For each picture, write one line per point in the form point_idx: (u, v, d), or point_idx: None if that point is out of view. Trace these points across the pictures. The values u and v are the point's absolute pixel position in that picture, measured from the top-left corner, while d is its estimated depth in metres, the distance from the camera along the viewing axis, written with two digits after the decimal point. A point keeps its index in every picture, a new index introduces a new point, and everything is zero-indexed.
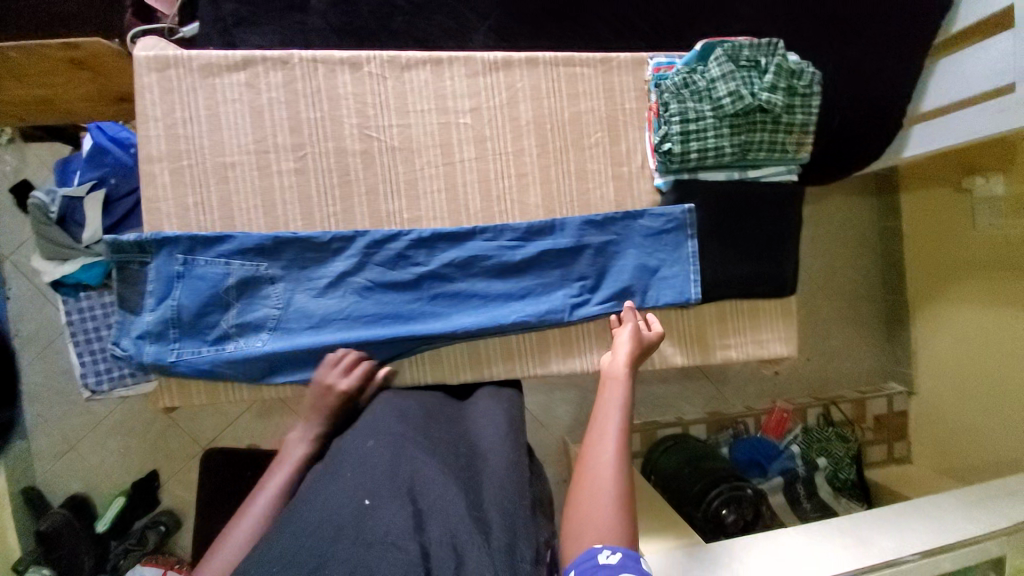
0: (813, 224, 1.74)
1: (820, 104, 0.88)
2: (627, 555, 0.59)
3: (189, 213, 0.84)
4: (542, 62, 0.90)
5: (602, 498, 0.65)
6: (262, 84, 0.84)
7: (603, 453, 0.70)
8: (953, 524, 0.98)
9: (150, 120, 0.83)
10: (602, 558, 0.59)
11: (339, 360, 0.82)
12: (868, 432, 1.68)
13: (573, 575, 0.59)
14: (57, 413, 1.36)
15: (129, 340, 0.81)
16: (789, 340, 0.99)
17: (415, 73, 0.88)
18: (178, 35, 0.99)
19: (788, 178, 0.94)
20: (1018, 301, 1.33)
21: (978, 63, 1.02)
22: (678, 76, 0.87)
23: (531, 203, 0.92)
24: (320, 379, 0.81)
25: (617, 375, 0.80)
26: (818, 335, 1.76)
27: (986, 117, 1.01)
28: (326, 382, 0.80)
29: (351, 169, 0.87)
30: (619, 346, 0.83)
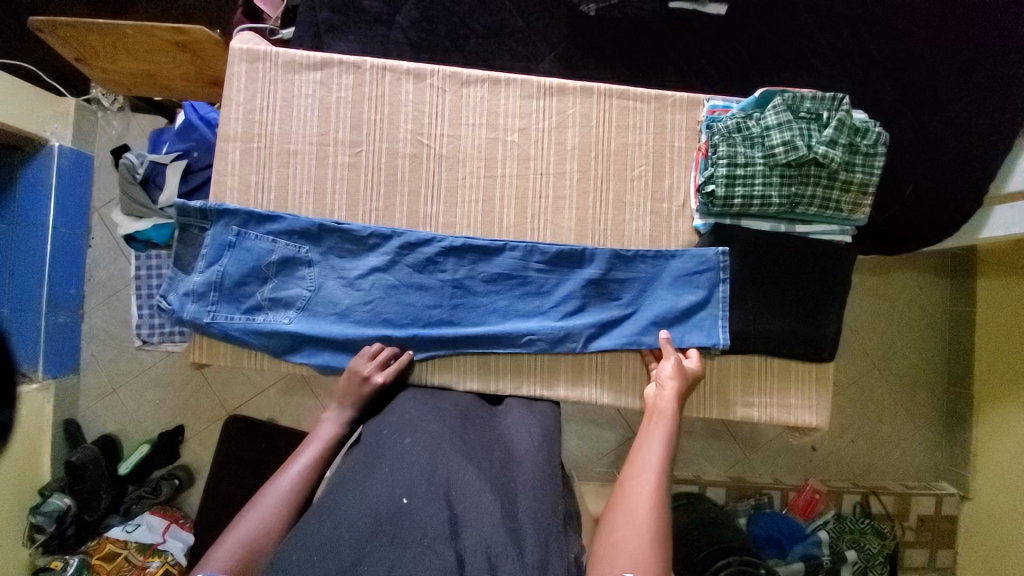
0: (876, 297, 1.62)
1: (883, 166, 0.84)
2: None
3: (249, 190, 0.91)
4: (596, 93, 0.92)
5: (636, 534, 0.65)
6: (334, 84, 0.91)
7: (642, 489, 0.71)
8: None
9: (233, 104, 0.91)
10: None
11: (376, 354, 0.86)
12: (910, 532, 1.53)
13: None
14: (107, 356, 1.48)
15: (176, 295, 0.88)
16: (820, 410, 0.92)
17: (473, 89, 0.92)
18: (277, 35, 1.14)
19: (840, 239, 0.89)
20: None
21: None
22: (732, 119, 0.86)
23: (565, 226, 0.92)
24: (357, 369, 0.83)
25: (663, 411, 0.80)
26: (866, 418, 1.61)
27: None
28: (362, 372, 0.83)
29: (399, 170, 0.91)
30: (664, 380, 0.84)
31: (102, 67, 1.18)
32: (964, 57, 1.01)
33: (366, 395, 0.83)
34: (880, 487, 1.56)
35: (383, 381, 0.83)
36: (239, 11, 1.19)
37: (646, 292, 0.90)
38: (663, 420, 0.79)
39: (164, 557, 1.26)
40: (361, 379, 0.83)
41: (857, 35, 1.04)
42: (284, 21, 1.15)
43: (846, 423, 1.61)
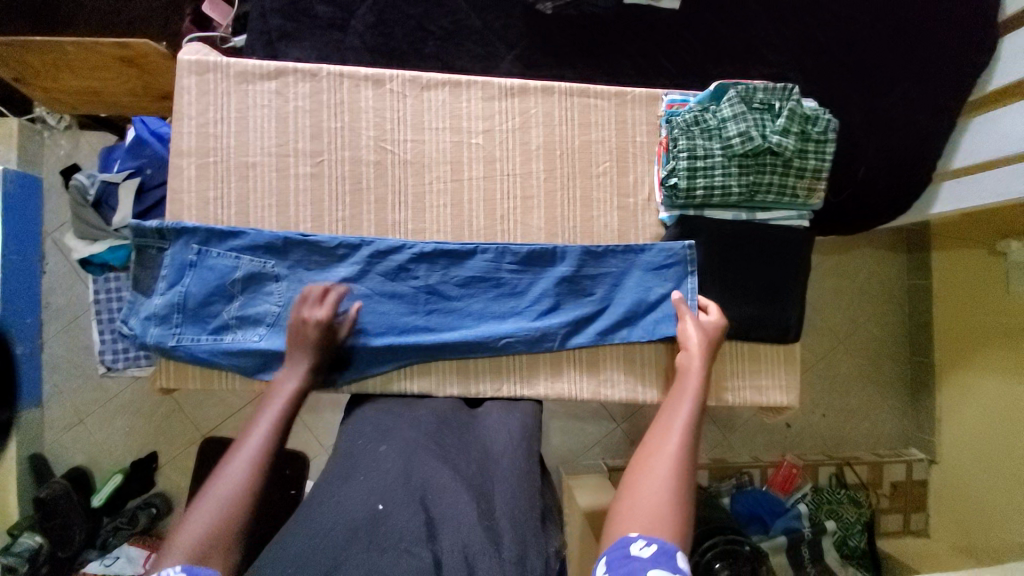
0: (840, 276, 1.68)
1: (834, 152, 0.87)
2: (662, 550, 0.59)
3: (208, 206, 0.88)
4: (557, 91, 0.92)
5: (654, 492, 0.66)
6: (290, 93, 0.89)
7: (664, 449, 0.72)
8: None
9: (184, 118, 0.88)
10: (636, 549, 0.59)
11: (312, 294, 0.84)
12: (884, 498, 1.61)
13: (604, 559, 0.60)
14: (71, 385, 1.41)
15: (137, 320, 0.85)
16: (790, 389, 0.95)
17: (433, 93, 0.91)
18: (229, 43, 1.11)
19: (799, 224, 0.92)
20: None
21: (1014, 125, 0.99)
22: (690, 113, 0.88)
23: (534, 226, 0.93)
24: (298, 312, 0.82)
25: (689, 371, 0.82)
26: (837, 392, 1.68)
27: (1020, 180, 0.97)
28: (303, 314, 0.82)
29: (363, 178, 0.90)
30: (689, 340, 0.85)
31: (44, 85, 1.12)
32: (904, 44, 1.06)
33: (312, 335, 0.81)
34: (854, 457, 1.63)
35: (325, 315, 0.82)
36: (187, 19, 1.15)
37: (618, 285, 0.91)
38: (690, 382, 0.80)
39: None
40: (302, 321, 0.81)
41: (805, 24, 1.07)
42: (234, 28, 1.11)
43: (819, 399, 1.67)
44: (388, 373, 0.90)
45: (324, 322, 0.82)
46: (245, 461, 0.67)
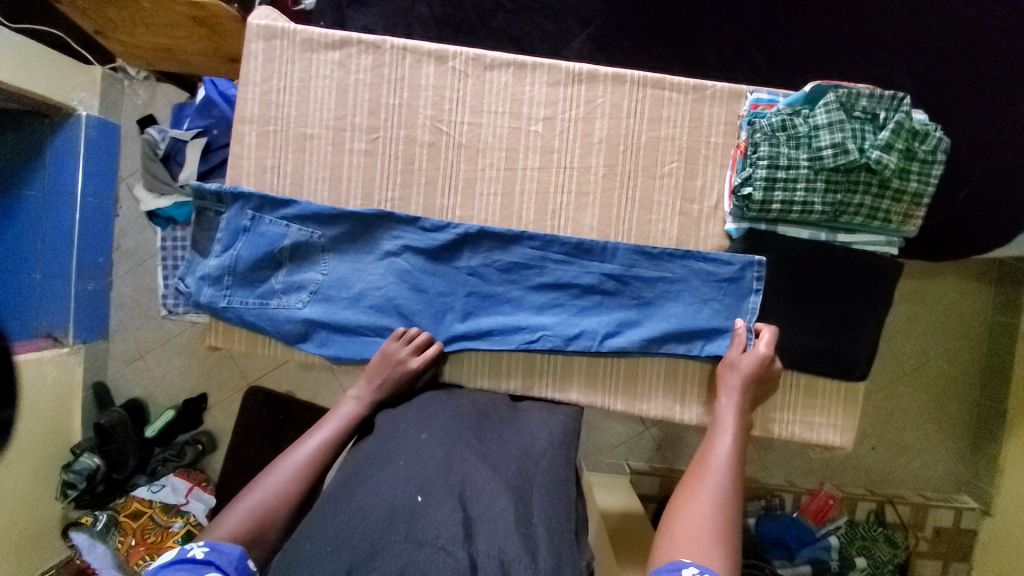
0: (914, 303, 1.53)
1: (941, 175, 0.76)
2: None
3: (265, 175, 0.88)
4: (630, 81, 0.86)
5: (699, 525, 0.65)
6: (352, 64, 0.87)
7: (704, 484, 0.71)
8: None
9: (249, 84, 0.88)
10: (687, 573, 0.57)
11: (412, 337, 0.85)
12: (923, 543, 1.50)
13: None
14: (135, 324, 1.51)
15: (193, 279, 0.87)
16: (845, 429, 0.87)
17: (497, 73, 0.87)
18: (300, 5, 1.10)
19: (885, 252, 0.83)
20: None
21: None
22: (777, 117, 0.79)
23: (587, 223, 0.88)
24: (391, 351, 0.83)
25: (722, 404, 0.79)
26: (891, 426, 1.56)
27: None
28: (395, 355, 0.83)
29: (417, 159, 0.88)
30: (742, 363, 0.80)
31: (121, 39, 1.16)
32: None
33: (396, 380, 0.82)
34: (897, 496, 1.52)
35: (416, 365, 0.83)
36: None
37: (666, 291, 0.85)
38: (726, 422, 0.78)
39: (186, 517, 1.34)
40: (394, 362, 0.82)
41: (924, 21, 0.94)
42: None
43: (868, 431, 1.56)
44: None
45: (413, 372, 0.83)
46: (291, 472, 0.74)
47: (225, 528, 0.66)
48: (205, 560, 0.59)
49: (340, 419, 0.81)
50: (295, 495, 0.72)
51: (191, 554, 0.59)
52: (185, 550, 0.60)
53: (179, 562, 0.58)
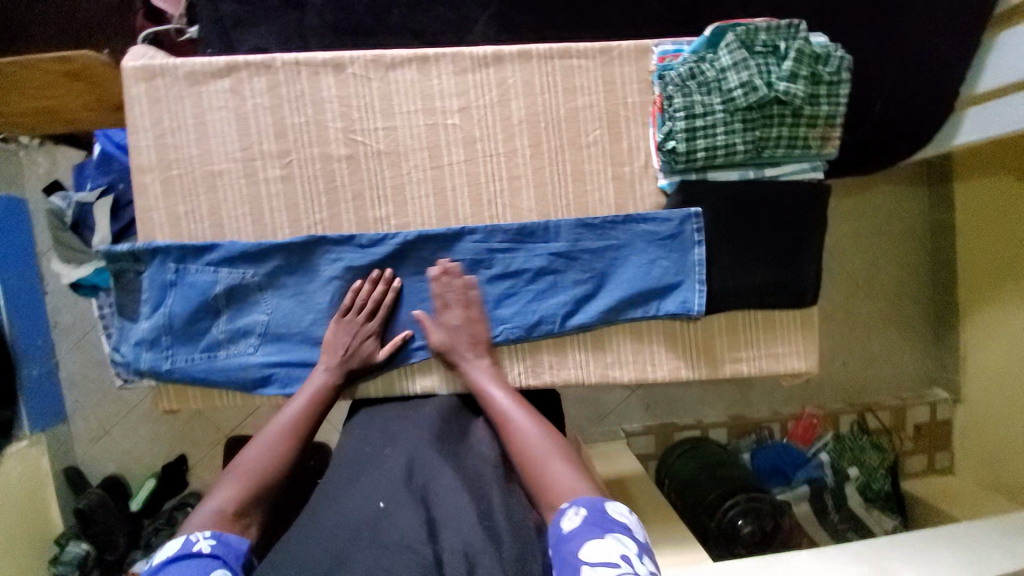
0: (856, 218, 1.61)
1: (848, 93, 0.78)
2: (591, 509, 0.62)
3: (180, 222, 0.83)
4: (536, 56, 0.84)
5: (538, 459, 0.70)
6: (246, 89, 0.82)
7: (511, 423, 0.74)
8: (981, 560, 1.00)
9: (141, 130, 0.82)
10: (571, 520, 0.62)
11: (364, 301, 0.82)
12: (907, 441, 1.59)
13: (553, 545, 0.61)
14: (91, 400, 1.43)
15: (128, 346, 0.82)
16: (808, 353, 0.90)
17: (401, 72, 0.83)
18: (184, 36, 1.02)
19: (812, 176, 0.85)
20: None
21: None
22: (684, 66, 0.79)
23: (524, 206, 0.86)
24: (347, 315, 0.81)
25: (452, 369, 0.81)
26: (856, 337, 1.63)
27: None
28: (353, 317, 0.81)
29: (337, 175, 0.83)
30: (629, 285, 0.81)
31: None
32: None
33: (359, 343, 0.81)
34: (877, 403, 1.61)
35: (376, 326, 0.82)
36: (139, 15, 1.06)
37: (617, 257, 0.85)
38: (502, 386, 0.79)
39: None
40: (353, 324, 0.81)
41: None
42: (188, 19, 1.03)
43: (837, 347, 1.63)
44: (384, 377, 0.86)
45: (374, 332, 0.82)
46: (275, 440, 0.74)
47: (205, 512, 0.66)
48: (212, 555, 0.61)
49: (311, 393, 0.77)
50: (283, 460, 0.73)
51: (197, 548, 0.60)
52: (191, 542, 0.61)
53: (185, 557, 0.59)
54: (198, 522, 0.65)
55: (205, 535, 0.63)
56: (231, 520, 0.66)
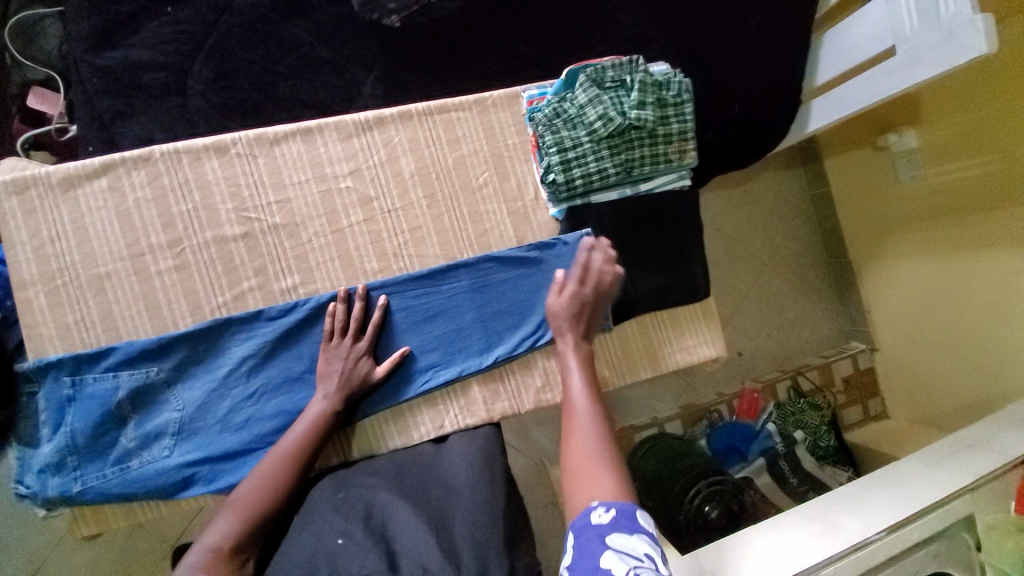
0: (750, 205, 1.79)
1: (693, 111, 0.89)
2: (620, 512, 0.63)
3: (71, 332, 0.79)
4: (415, 114, 0.89)
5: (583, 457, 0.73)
6: (126, 185, 0.81)
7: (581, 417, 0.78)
8: (920, 492, 0.99)
9: (17, 245, 0.79)
10: (597, 517, 0.64)
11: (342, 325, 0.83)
12: (839, 395, 1.72)
13: (572, 535, 0.64)
14: (16, 536, 1.19)
15: (27, 478, 0.75)
16: (715, 341, 0.98)
17: (285, 146, 0.86)
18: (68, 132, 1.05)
19: (682, 185, 0.94)
20: (959, 245, 1.39)
21: (861, 29, 1.08)
22: (549, 107, 0.87)
23: (430, 253, 0.89)
24: (337, 339, 0.82)
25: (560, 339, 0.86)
26: (773, 310, 1.78)
27: (877, 82, 1.04)
28: (343, 340, 0.82)
29: (235, 255, 0.83)
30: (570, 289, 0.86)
31: None
32: None
33: (351, 366, 0.81)
34: (804, 365, 1.74)
35: (366, 345, 0.83)
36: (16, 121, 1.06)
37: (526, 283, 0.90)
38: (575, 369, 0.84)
39: None
40: (342, 347, 0.82)
41: None
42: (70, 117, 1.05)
43: (761, 323, 1.77)
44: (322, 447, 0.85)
45: (365, 351, 0.83)
46: (270, 471, 0.74)
47: (203, 547, 0.66)
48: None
49: (310, 419, 0.77)
50: (276, 490, 0.72)
51: None
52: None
53: None
54: (191, 564, 0.64)
55: None
56: (227, 557, 0.66)
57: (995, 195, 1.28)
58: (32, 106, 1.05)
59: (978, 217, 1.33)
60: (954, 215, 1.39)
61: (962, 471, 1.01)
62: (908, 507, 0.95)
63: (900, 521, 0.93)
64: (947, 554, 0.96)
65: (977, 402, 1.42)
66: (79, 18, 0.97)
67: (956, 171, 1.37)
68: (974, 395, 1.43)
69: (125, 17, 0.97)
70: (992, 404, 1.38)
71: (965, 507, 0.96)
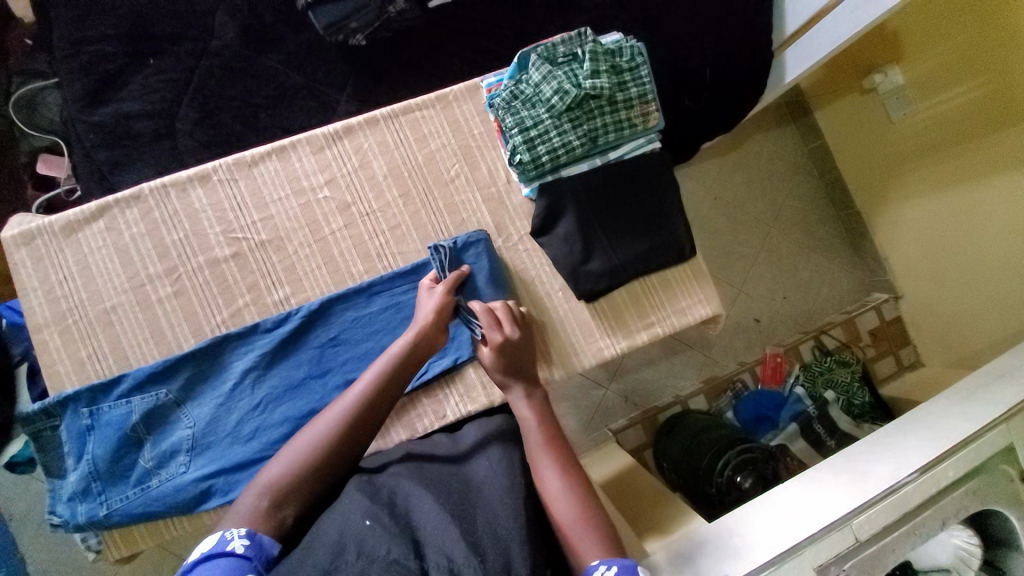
0: (744, 168, 1.74)
1: (649, 72, 0.91)
2: (623, 568, 0.63)
3: (86, 366, 0.84)
4: (382, 118, 0.93)
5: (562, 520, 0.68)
6: (121, 224, 0.86)
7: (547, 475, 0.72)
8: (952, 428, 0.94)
9: (29, 292, 0.85)
10: None
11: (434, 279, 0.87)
12: (868, 349, 1.65)
13: None
14: None
15: (59, 506, 0.80)
16: (710, 299, 0.97)
17: (263, 166, 0.90)
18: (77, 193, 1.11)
19: (651, 147, 0.95)
20: (968, 173, 1.33)
21: None
22: (506, 90, 0.90)
23: (412, 248, 0.92)
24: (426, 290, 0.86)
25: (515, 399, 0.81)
26: (785, 271, 1.72)
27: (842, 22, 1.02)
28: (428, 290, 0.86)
29: (228, 275, 0.87)
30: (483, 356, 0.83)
31: None
32: None
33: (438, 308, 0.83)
34: (827, 323, 1.68)
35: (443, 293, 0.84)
36: (30, 187, 1.13)
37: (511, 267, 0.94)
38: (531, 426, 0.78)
39: None
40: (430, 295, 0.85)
41: None
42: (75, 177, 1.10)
43: (774, 284, 1.71)
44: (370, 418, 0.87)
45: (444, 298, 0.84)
46: (334, 415, 0.73)
47: (249, 499, 0.66)
48: (244, 556, 0.60)
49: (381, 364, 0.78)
50: (336, 436, 0.72)
51: (231, 548, 0.60)
52: (225, 540, 0.60)
53: (219, 555, 0.59)
54: (235, 518, 0.64)
55: (240, 532, 0.62)
56: (267, 516, 0.65)
57: (986, 122, 1.25)
58: (42, 172, 1.12)
59: (976, 145, 1.29)
60: (952, 147, 1.35)
61: (994, 403, 0.95)
62: (942, 444, 0.90)
63: (933, 460, 0.88)
64: (988, 490, 0.90)
65: (1001, 339, 1.36)
66: (72, 81, 1.02)
67: (945, 101, 1.33)
68: (1000, 329, 1.36)
69: (114, 73, 1.03)
70: (1017, 339, 1.31)
71: (1003, 439, 0.90)
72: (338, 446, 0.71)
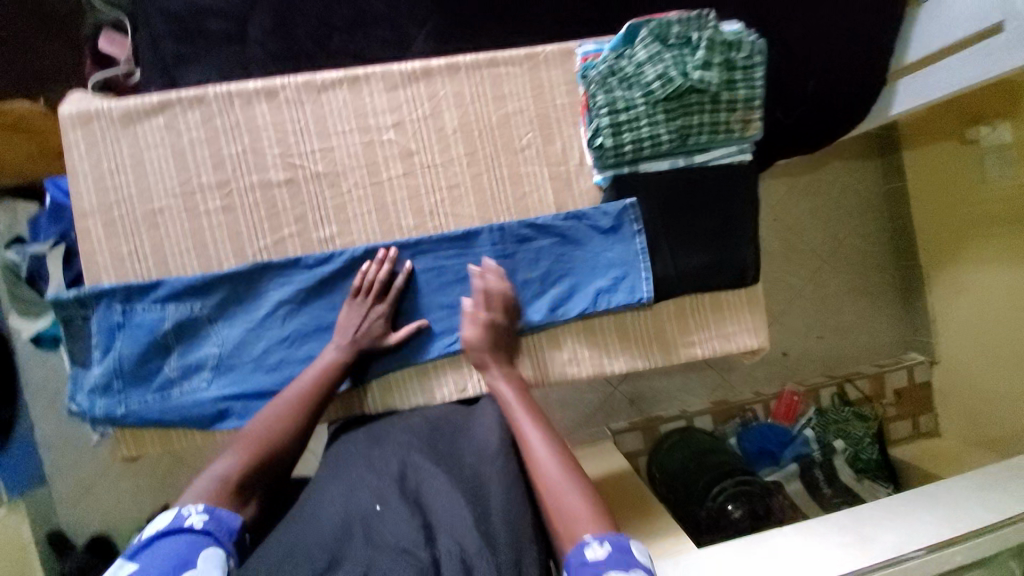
0: (814, 195, 1.63)
1: (763, 76, 0.82)
2: (616, 544, 0.58)
3: (125, 262, 0.84)
4: (464, 67, 0.86)
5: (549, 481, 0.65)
6: (181, 124, 0.83)
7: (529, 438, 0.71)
8: (970, 513, 0.92)
9: (80, 176, 0.83)
10: (592, 553, 0.58)
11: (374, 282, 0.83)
12: (890, 407, 1.58)
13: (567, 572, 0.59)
14: (76, 458, 1.27)
15: (81, 395, 0.81)
16: (758, 330, 0.92)
17: (331, 94, 0.85)
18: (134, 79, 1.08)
19: (741, 159, 0.87)
20: None
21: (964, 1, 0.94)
22: (605, 64, 0.82)
23: (466, 212, 0.88)
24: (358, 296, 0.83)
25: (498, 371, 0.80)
26: (828, 311, 1.64)
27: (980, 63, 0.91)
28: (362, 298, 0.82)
29: (278, 201, 0.84)
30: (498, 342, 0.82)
31: None
32: None
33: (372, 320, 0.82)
34: (855, 372, 1.62)
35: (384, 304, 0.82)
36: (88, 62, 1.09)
37: (591, 256, 0.87)
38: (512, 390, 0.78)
39: None
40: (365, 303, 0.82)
41: None
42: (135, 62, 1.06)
43: (812, 322, 1.64)
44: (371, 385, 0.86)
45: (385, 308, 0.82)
46: (282, 409, 0.75)
47: (212, 476, 0.67)
48: (204, 530, 0.60)
49: (320, 366, 0.79)
50: (286, 426, 0.74)
51: (189, 523, 0.60)
52: (181, 517, 0.60)
53: (176, 532, 0.58)
54: (192, 495, 0.65)
55: (197, 509, 0.62)
56: (232, 496, 0.66)
57: None
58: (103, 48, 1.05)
59: None
60: None
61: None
62: (956, 528, 0.88)
63: (942, 542, 0.86)
64: None
65: None
66: None
67: None
68: None
69: None
70: None
71: None
72: (295, 436, 0.74)
